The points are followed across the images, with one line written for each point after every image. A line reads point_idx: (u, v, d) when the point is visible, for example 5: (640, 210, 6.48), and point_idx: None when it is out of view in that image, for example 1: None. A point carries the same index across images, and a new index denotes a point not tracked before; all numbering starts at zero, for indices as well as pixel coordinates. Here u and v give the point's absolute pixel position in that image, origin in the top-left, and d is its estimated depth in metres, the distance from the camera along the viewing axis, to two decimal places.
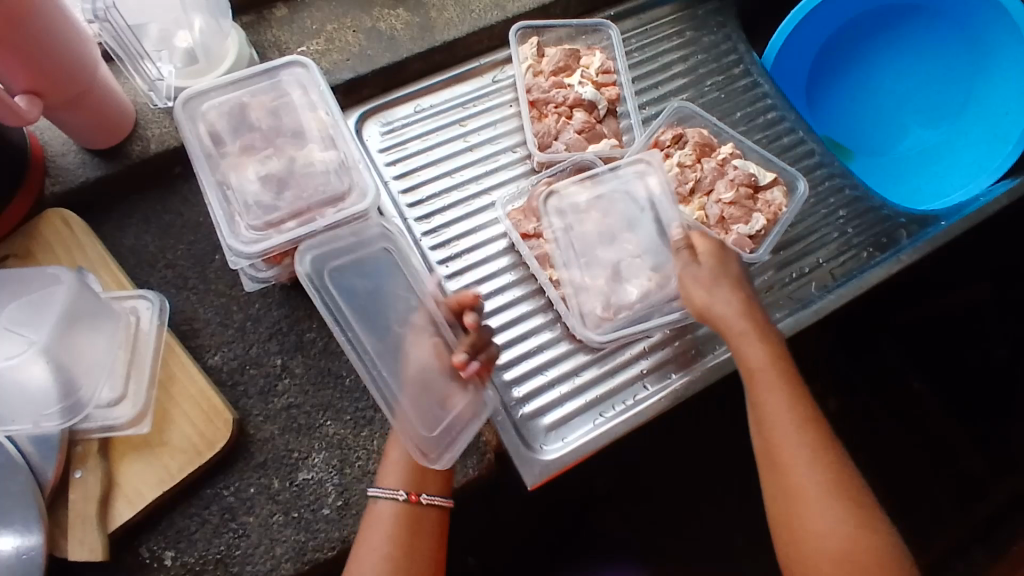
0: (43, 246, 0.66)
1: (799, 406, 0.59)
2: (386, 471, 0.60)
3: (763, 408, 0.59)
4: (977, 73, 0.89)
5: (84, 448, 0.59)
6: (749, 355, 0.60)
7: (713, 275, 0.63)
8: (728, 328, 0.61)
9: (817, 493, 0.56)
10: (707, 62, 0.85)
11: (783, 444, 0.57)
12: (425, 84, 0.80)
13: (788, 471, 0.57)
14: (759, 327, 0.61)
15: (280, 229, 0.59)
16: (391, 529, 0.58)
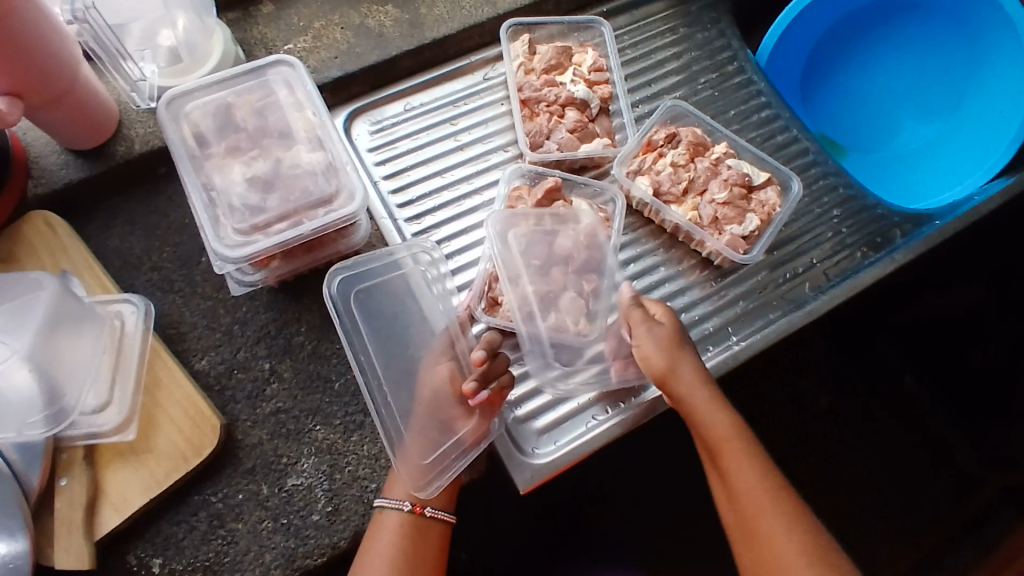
0: (26, 249, 0.65)
1: (765, 472, 0.59)
2: (394, 482, 0.59)
3: (733, 480, 0.59)
4: (972, 71, 0.88)
5: (69, 455, 0.58)
6: (712, 425, 0.60)
7: (676, 341, 0.62)
8: (690, 398, 0.60)
9: (796, 559, 0.56)
10: (701, 59, 0.85)
11: (757, 511, 0.57)
12: (415, 82, 0.79)
13: (766, 541, 0.57)
14: (716, 393, 0.61)
15: (266, 231, 0.58)
16: (396, 534, 0.58)
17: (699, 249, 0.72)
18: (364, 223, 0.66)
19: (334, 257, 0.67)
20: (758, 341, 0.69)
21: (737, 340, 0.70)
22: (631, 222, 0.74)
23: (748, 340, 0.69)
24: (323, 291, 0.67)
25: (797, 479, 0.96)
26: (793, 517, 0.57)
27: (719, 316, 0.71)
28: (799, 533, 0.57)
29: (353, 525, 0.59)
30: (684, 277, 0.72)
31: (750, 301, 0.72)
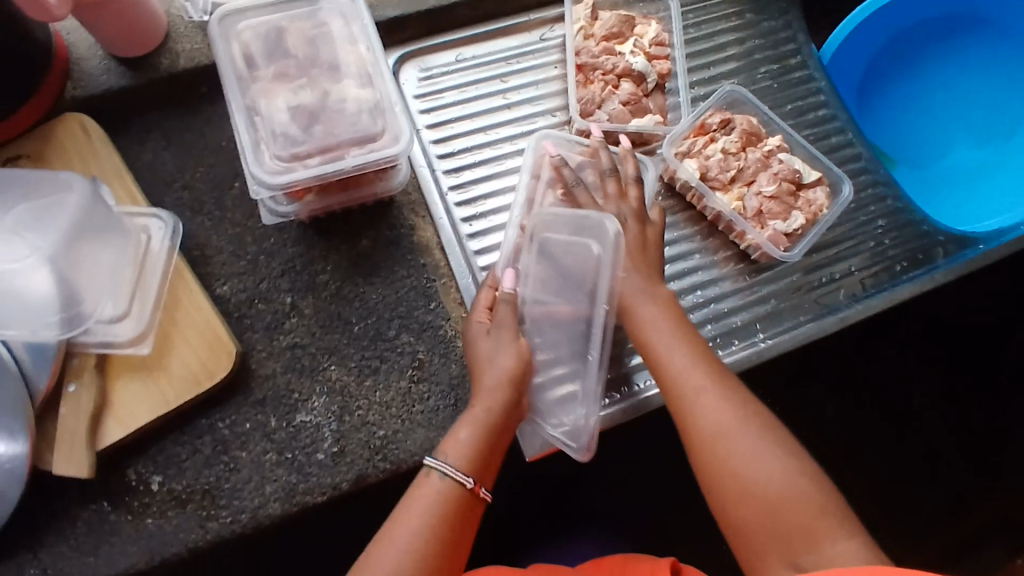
0: (58, 150, 0.64)
1: (699, 355, 0.58)
2: (452, 449, 0.55)
3: (667, 370, 0.58)
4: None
5: (80, 362, 0.57)
6: (643, 315, 0.60)
7: (622, 239, 0.63)
8: (623, 288, 0.62)
9: (725, 434, 0.55)
10: (763, 48, 0.82)
11: (688, 386, 0.57)
12: (470, 33, 0.76)
13: (695, 414, 0.56)
14: (654, 288, 0.62)
15: (305, 162, 0.57)
16: (441, 506, 0.53)
17: (739, 240, 0.70)
18: (405, 168, 0.65)
19: (368, 198, 0.66)
20: (786, 341, 0.68)
21: (764, 338, 0.69)
22: (671, 205, 0.72)
23: (775, 339, 0.69)
24: (352, 233, 0.66)
25: None
26: (729, 395, 0.57)
27: (749, 312, 0.70)
28: (734, 407, 0.56)
29: (357, 469, 0.59)
30: (716, 267, 0.71)
31: (781, 300, 0.70)
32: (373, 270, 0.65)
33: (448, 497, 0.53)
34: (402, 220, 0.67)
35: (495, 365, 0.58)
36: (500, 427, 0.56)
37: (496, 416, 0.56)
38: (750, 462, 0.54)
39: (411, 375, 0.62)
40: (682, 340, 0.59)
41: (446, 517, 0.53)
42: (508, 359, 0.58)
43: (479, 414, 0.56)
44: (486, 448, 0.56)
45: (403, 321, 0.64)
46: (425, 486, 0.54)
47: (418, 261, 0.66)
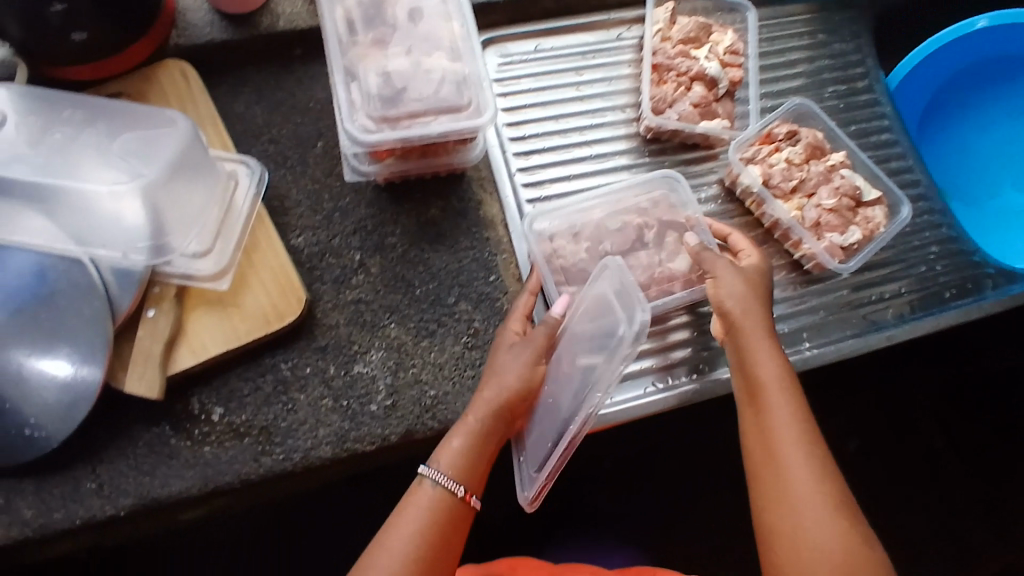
0: (159, 93, 0.68)
1: (803, 415, 0.56)
2: (443, 456, 0.55)
3: (768, 420, 0.56)
4: None
5: (161, 290, 0.60)
6: (759, 363, 0.58)
7: (753, 282, 0.62)
8: (745, 328, 0.59)
9: (807, 498, 0.53)
10: (832, 68, 0.84)
11: (783, 444, 0.55)
12: (550, 26, 0.79)
13: (786, 480, 0.54)
14: (771, 337, 0.59)
15: (394, 125, 0.60)
16: (429, 515, 0.54)
17: (793, 250, 0.72)
18: (482, 141, 0.67)
19: (443, 169, 0.68)
20: (830, 352, 0.70)
21: (810, 347, 0.70)
22: (730, 209, 0.74)
23: (820, 350, 0.70)
24: (423, 201, 0.69)
25: None
26: (825, 470, 0.54)
27: (797, 320, 0.71)
28: (822, 473, 0.54)
29: (407, 423, 0.60)
30: None
31: (828, 312, 0.72)
32: (439, 238, 0.68)
33: (437, 504, 0.54)
34: (470, 195, 0.70)
35: (491, 390, 0.57)
36: (488, 442, 0.56)
37: (493, 428, 0.56)
38: (824, 535, 0.52)
39: (466, 340, 0.64)
40: (790, 394, 0.57)
41: (435, 523, 0.54)
42: (514, 377, 0.57)
43: (474, 425, 0.56)
44: (478, 458, 0.56)
45: (463, 290, 0.66)
46: (418, 494, 0.55)
47: (482, 235, 0.68)
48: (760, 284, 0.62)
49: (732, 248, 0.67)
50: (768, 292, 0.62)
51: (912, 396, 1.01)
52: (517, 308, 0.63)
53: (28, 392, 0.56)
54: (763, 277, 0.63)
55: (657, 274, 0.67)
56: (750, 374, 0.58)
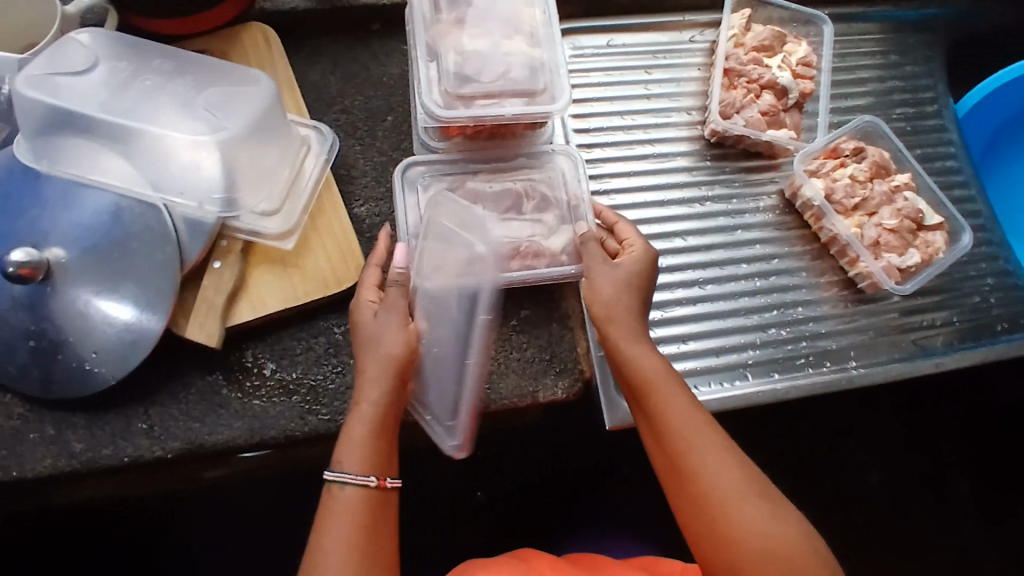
0: (242, 55, 0.70)
1: (699, 410, 0.54)
2: (346, 454, 0.52)
3: (663, 421, 0.53)
4: None
5: (228, 244, 0.62)
6: (642, 364, 0.55)
7: (627, 276, 0.58)
8: (619, 334, 0.56)
9: (727, 500, 0.50)
10: (902, 90, 0.83)
11: (682, 442, 0.52)
12: (625, 22, 0.79)
13: (695, 480, 0.51)
14: (643, 330, 0.57)
15: (468, 104, 0.60)
16: (352, 520, 0.50)
17: (848, 267, 0.72)
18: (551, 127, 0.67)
19: None
20: (878, 373, 0.69)
21: (856, 366, 0.69)
22: (787, 221, 0.74)
23: (867, 369, 0.69)
24: None
25: (833, 530, 0.94)
26: (731, 453, 0.52)
27: (847, 338, 0.70)
28: (734, 468, 0.52)
29: None
30: (820, 290, 0.72)
31: (878, 333, 0.71)
32: None
33: (355, 507, 0.51)
34: None
35: (371, 368, 0.53)
36: (388, 421, 0.53)
37: (386, 408, 0.53)
38: (752, 524, 0.49)
39: (517, 323, 0.65)
40: (675, 387, 0.55)
41: (361, 523, 0.50)
42: (396, 346, 0.54)
43: (366, 411, 0.52)
44: (382, 442, 0.53)
45: None
46: (332, 503, 0.51)
47: None
48: (635, 277, 0.58)
49: (618, 236, 0.62)
50: (646, 283, 0.59)
51: (946, 429, 0.99)
52: (367, 279, 0.58)
53: (88, 329, 0.58)
54: (635, 256, 0.59)
55: (523, 248, 0.62)
56: (634, 376, 0.55)
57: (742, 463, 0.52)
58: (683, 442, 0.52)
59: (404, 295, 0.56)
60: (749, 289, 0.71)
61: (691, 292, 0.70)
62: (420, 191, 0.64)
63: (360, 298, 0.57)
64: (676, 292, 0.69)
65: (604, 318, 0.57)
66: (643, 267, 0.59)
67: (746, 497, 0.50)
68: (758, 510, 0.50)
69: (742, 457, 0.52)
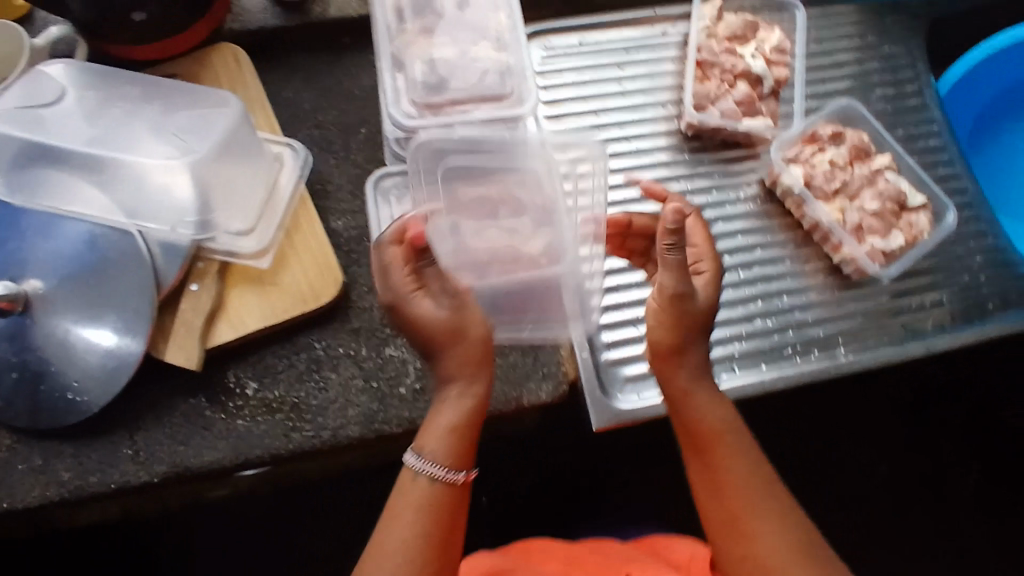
0: (213, 76, 0.70)
1: (761, 472, 0.53)
2: (432, 446, 0.51)
3: (720, 483, 0.52)
4: None
5: (204, 266, 0.62)
6: (705, 419, 0.53)
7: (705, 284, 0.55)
8: (682, 382, 0.53)
9: (779, 575, 0.50)
10: (881, 71, 0.82)
11: (736, 508, 0.52)
12: (596, 20, 0.78)
13: (748, 545, 0.51)
14: (707, 378, 0.54)
15: (437, 112, 0.61)
16: (431, 511, 0.50)
17: (832, 253, 0.71)
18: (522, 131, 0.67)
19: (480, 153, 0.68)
20: (866, 358, 0.68)
21: (845, 353, 0.69)
22: (769, 210, 0.73)
23: (856, 355, 0.68)
24: None
25: (830, 515, 0.94)
26: (786, 518, 0.52)
27: (836, 325, 0.70)
28: (788, 539, 0.51)
29: None
30: (805, 278, 0.71)
31: (866, 318, 0.70)
32: None
33: (438, 499, 0.51)
34: None
35: (451, 354, 0.52)
36: (476, 412, 0.52)
37: (475, 401, 0.52)
38: None
39: None
40: (737, 445, 0.53)
41: (437, 517, 0.50)
42: (477, 324, 0.53)
43: (460, 401, 0.52)
44: (467, 433, 0.52)
45: None
46: (409, 489, 0.51)
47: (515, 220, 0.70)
48: (702, 315, 0.53)
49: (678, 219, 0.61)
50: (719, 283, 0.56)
51: (949, 407, 0.98)
52: (388, 261, 0.53)
53: (71, 358, 0.58)
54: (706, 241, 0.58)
55: (501, 253, 0.62)
56: (693, 430, 0.53)
57: (798, 534, 0.52)
58: (737, 507, 0.52)
59: (444, 276, 0.55)
60: (734, 280, 0.70)
61: None
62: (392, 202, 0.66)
63: (397, 285, 0.52)
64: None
65: (667, 364, 0.54)
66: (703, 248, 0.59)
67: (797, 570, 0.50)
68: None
69: (799, 527, 0.52)
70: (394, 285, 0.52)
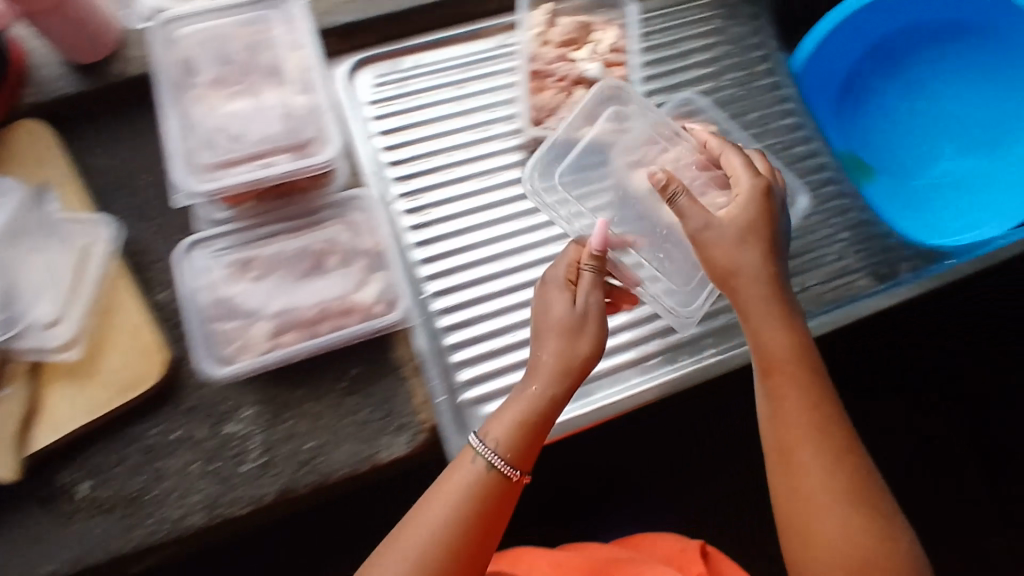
0: (14, 156, 0.65)
1: (822, 410, 0.53)
2: (496, 431, 0.52)
3: (780, 408, 0.54)
4: (1001, 115, 0.83)
5: (14, 367, 0.58)
6: (771, 346, 0.54)
7: (738, 231, 0.55)
8: (751, 307, 0.55)
9: (821, 502, 0.51)
10: (731, 55, 0.80)
11: (795, 436, 0.53)
12: (428, 39, 0.74)
13: (798, 476, 0.52)
14: (784, 309, 0.55)
15: (236, 169, 0.55)
16: (477, 491, 0.51)
17: None
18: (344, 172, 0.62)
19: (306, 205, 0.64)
20: (738, 355, 0.64)
21: (714, 352, 0.65)
22: None
23: (727, 353, 0.65)
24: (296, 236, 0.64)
25: None
26: (842, 457, 0.52)
27: (705, 325, 0.66)
28: (837, 475, 0.51)
29: (282, 480, 0.58)
30: None
31: (734, 314, 0.67)
32: None
33: (489, 484, 0.52)
34: None
35: (556, 341, 0.53)
36: (544, 415, 0.53)
37: (545, 405, 0.52)
38: (842, 535, 0.50)
39: (345, 384, 0.61)
40: (807, 376, 0.54)
41: (476, 500, 0.51)
42: (582, 344, 0.53)
43: (533, 395, 0.53)
44: (530, 432, 0.53)
45: None
46: (461, 467, 0.53)
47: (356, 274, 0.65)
48: (753, 233, 0.55)
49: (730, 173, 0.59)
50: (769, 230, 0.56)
51: (893, 379, 0.91)
52: (565, 255, 0.58)
53: None
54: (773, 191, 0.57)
55: (331, 308, 0.58)
56: (765, 355, 0.55)
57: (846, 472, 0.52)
58: (795, 436, 0.53)
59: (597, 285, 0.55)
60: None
61: None
62: (212, 269, 0.59)
63: (556, 274, 0.56)
64: (514, 316, 0.67)
65: (733, 290, 0.55)
66: (776, 221, 0.57)
67: (840, 509, 0.51)
68: (850, 523, 0.50)
69: (856, 470, 0.52)
70: (551, 276, 0.56)
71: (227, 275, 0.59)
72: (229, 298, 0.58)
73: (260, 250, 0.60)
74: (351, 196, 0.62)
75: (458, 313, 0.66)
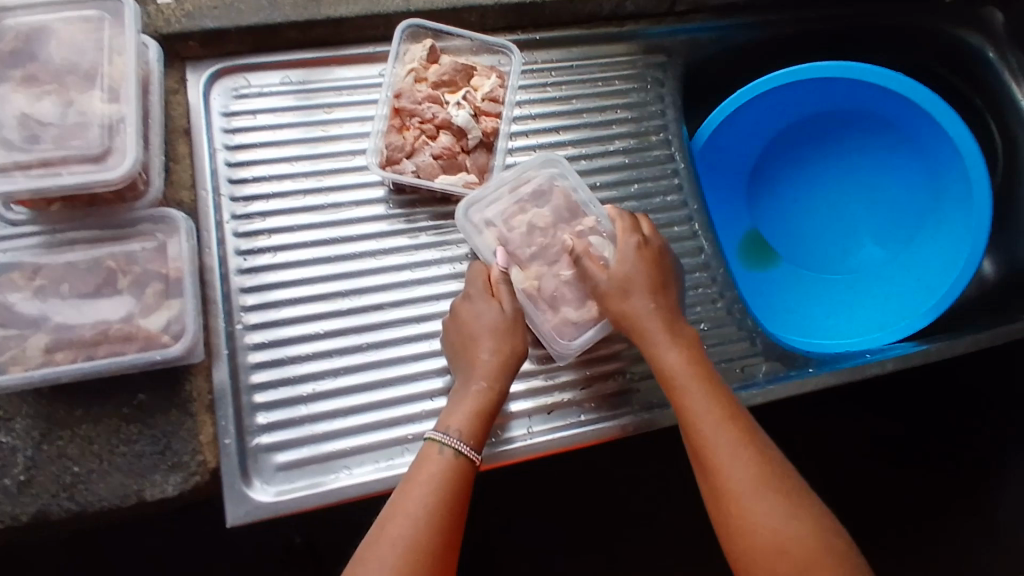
0: None
1: (728, 407, 0.56)
2: (454, 419, 0.57)
3: (685, 412, 0.56)
4: (899, 220, 0.81)
5: None
6: (664, 356, 0.58)
7: (635, 249, 0.61)
8: (640, 321, 0.59)
9: (744, 489, 0.52)
10: (625, 119, 0.77)
11: (707, 433, 0.54)
12: (303, 56, 0.71)
13: (715, 466, 0.53)
14: (670, 324, 0.59)
15: (23, 173, 0.52)
16: (444, 483, 0.53)
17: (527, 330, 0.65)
18: (157, 185, 0.59)
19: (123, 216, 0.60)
20: (554, 439, 0.63)
21: (532, 431, 0.64)
22: None
23: (543, 435, 0.63)
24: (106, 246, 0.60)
25: None
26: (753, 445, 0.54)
27: (531, 401, 0.65)
28: (752, 461, 0.53)
29: (40, 503, 0.55)
30: None
31: (563, 394, 0.65)
32: None
33: (455, 474, 0.54)
34: None
35: (493, 342, 0.59)
36: (494, 403, 0.58)
37: (494, 394, 0.58)
38: (766, 515, 0.51)
39: (126, 412, 0.58)
40: (706, 378, 0.57)
41: (447, 492, 0.53)
42: (520, 340, 0.60)
43: (480, 389, 0.58)
44: (486, 417, 0.57)
45: None
46: (431, 461, 0.55)
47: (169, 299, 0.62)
48: (647, 252, 0.62)
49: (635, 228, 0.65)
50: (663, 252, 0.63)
51: None
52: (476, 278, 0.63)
53: None
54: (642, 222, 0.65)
55: (112, 331, 0.55)
56: (658, 364, 0.58)
57: (761, 455, 0.54)
58: (708, 430, 0.54)
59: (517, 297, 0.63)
60: (417, 351, 0.65)
61: (351, 360, 0.64)
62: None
63: (472, 295, 0.62)
64: (332, 362, 0.64)
65: (622, 306, 0.60)
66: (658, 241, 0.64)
67: (762, 491, 0.52)
68: (772, 504, 0.51)
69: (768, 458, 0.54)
70: (476, 296, 0.62)
71: (12, 280, 0.56)
72: (6, 305, 0.55)
73: (50, 259, 0.57)
74: (158, 212, 0.59)
75: (272, 350, 0.63)
